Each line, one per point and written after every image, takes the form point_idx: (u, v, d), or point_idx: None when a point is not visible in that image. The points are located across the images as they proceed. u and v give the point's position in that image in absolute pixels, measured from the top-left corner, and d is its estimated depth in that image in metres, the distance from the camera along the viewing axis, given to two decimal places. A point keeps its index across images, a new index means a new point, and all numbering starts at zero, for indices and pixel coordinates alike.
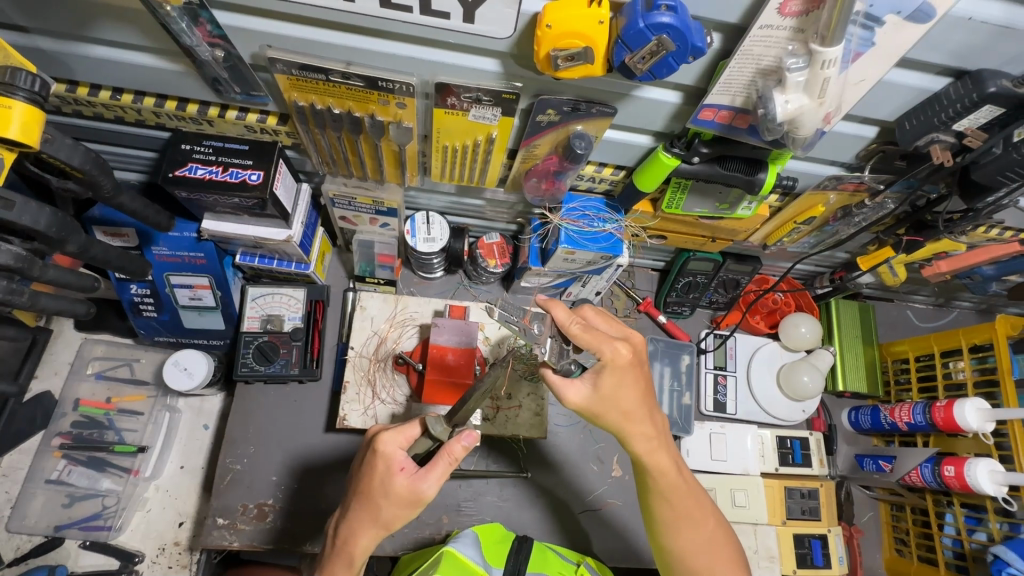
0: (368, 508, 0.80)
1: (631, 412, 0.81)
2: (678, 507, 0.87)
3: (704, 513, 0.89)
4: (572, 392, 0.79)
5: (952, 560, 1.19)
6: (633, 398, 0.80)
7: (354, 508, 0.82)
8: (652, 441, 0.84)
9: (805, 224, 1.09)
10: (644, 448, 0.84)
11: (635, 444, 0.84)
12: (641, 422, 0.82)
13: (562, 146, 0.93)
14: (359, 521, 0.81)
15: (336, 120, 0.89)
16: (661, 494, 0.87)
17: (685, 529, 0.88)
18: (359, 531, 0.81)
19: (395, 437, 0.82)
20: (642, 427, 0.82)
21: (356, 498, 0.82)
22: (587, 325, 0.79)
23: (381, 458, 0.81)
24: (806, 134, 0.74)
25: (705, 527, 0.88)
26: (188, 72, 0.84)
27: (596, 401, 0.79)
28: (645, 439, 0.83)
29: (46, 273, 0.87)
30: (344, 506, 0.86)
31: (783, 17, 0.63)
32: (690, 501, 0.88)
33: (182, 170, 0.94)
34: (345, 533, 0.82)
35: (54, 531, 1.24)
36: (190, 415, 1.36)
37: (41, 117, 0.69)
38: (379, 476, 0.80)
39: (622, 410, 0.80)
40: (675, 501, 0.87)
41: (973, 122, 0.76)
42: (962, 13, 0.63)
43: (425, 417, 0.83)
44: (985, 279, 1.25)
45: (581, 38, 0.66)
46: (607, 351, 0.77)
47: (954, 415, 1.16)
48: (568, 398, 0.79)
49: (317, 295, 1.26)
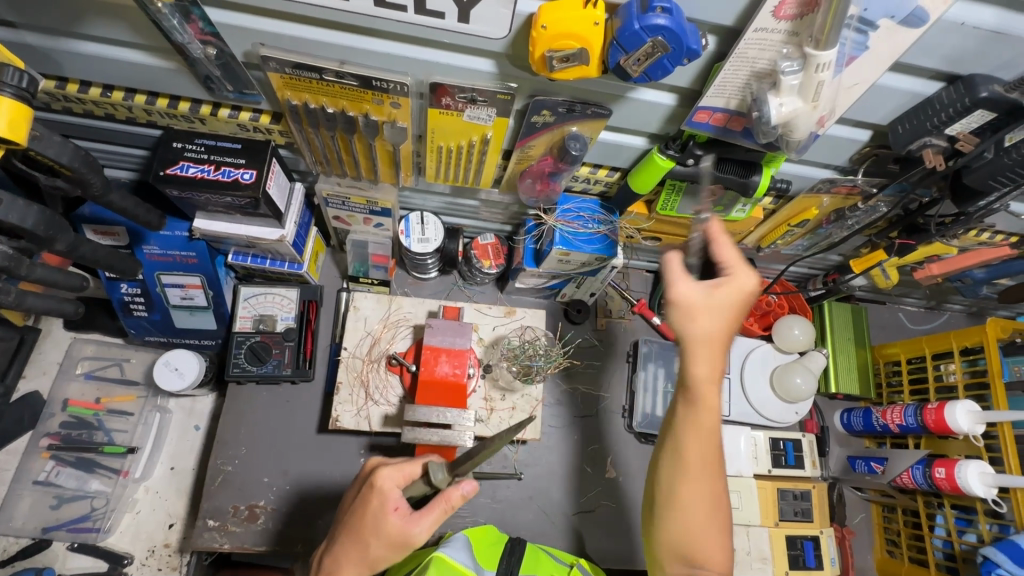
0: (355, 547, 0.79)
1: (705, 338, 0.75)
2: (700, 453, 0.77)
3: (716, 479, 0.77)
4: (681, 289, 0.76)
5: (943, 561, 1.20)
6: (720, 323, 0.75)
7: (340, 542, 0.81)
8: (710, 377, 0.76)
9: (799, 227, 1.09)
10: (701, 378, 0.76)
11: (700, 369, 0.75)
12: (706, 351, 0.75)
13: (557, 148, 0.92)
14: (345, 556, 0.81)
15: (329, 119, 0.88)
16: (687, 430, 0.77)
17: (698, 484, 0.77)
18: (344, 566, 0.80)
19: (394, 474, 0.81)
20: (702, 360, 0.75)
21: (343, 534, 0.81)
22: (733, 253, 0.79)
23: (375, 496, 0.80)
24: (800, 138, 0.74)
25: (715, 494, 0.77)
26: (179, 69, 0.83)
27: (697, 306, 0.75)
28: (705, 374, 0.76)
29: (34, 272, 0.86)
30: (329, 535, 0.85)
31: (777, 20, 0.63)
32: (713, 463, 0.78)
33: (173, 168, 0.93)
34: (328, 566, 0.82)
35: (41, 533, 1.22)
36: (181, 415, 1.35)
37: (28, 113, 0.68)
38: (372, 515, 0.79)
39: (702, 328, 0.75)
40: (697, 446, 0.77)
41: (965, 126, 0.76)
42: (954, 18, 0.63)
43: (429, 462, 0.81)
44: (975, 283, 1.26)
45: (576, 39, 0.66)
46: (740, 271, 0.76)
47: (945, 417, 1.17)
48: (674, 289, 0.76)
49: (310, 294, 1.25)
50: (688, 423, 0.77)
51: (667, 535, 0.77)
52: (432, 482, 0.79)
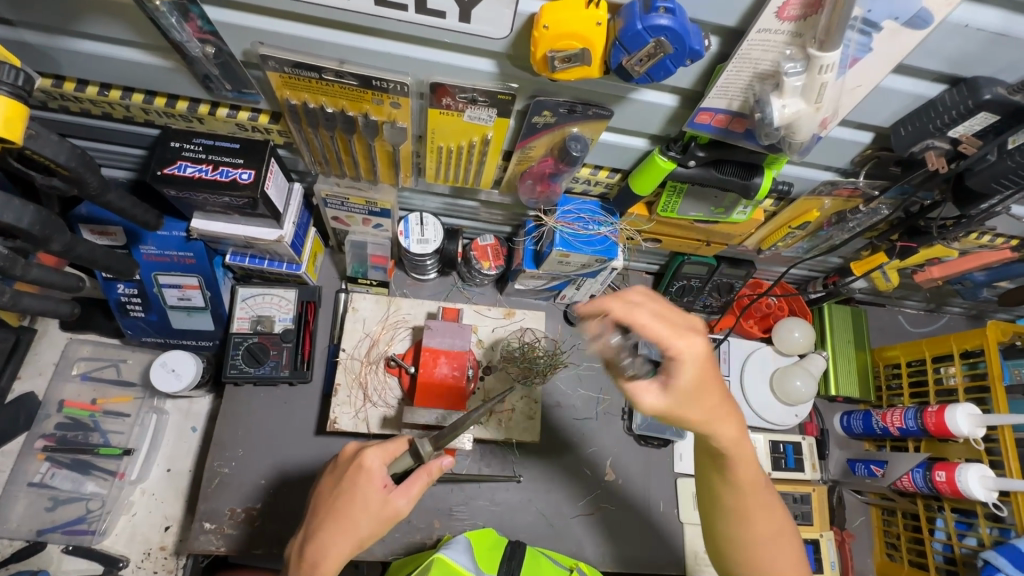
0: (343, 525, 0.80)
1: (712, 414, 0.68)
2: (751, 499, 0.78)
3: (771, 509, 0.80)
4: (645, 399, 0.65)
5: (943, 565, 1.20)
6: (713, 395, 0.67)
7: (326, 524, 0.81)
8: (738, 437, 0.72)
9: (800, 229, 1.09)
10: (729, 443, 0.72)
11: (728, 433, 0.71)
12: (720, 423, 0.70)
13: (557, 149, 0.92)
14: (332, 537, 0.80)
15: (328, 119, 0.87)
16: (733, 485, 0.78)
17: (759, 523, 0.80)
18: (331, 548, 0.79)
19: (378, 453, 0.84)
20: (725, 426, 0.70)
21: (329, 516, 0.81)
22: (654, 314, 0.64)
23: (363, 473, 0.82)
24: (802, 139, 0.74)
25: (775, 520, 0.80)
26: (177, 68, 0.82)
27: (682, 403, 0.66)
28: (730, 437, 0.71)
29: (29, 272, 0.85)
30: (309, 524, 0.84)
31: (781, 21, 0.63)
32: (765, 495, 0.79)
33: (170, 168, 0.93)
34: (313, 553, 0.79)
35: (35, 536, 1.21)
36: (178, 417, 1.34)
37: (25, 112, 0.67)
38: (359, 492, 0.81)
39: (705, 412, 0.68)
40: (748, 494, 0.78)
41: (968, 129, 0.76)
42: (959, 20, 0.63)
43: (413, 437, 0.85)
44: (976, 285, 1.26)
45: (578, 39, 0.65)
46: (681, 346, 0.63)
47: (945, 420, 1.16)
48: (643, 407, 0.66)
49: (309, 295, 1.24)
50: (736, 477, 0.76)
51: None
52: (417, 457, 0.83)
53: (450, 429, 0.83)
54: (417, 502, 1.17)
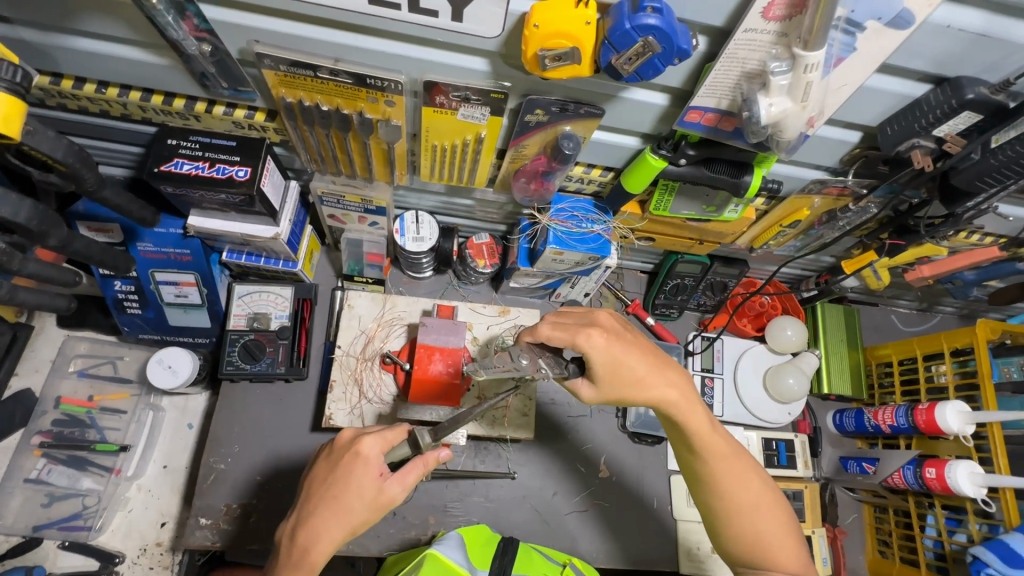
0: (338, 511, 0.81)
1: (645, 377, 0.80)
2: (722, 472, 0.84)
3: (747, 479, 0.85)
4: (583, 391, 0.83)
5: (933, 561, 1.21)
6: (636, 365, 0.80)
7: (320, 510, 0.81)
8: (682, 400, 0.82)
9: (791, 227, 1.10)
10: (674, 403, 0.82)
11: (670, 395, 0.81)
12: (656, 386, 0.81)
13: (550, 147, 0.93)
14: (326, 524, 0.80)
15: (324, 117, 0.89)
16: (702, 453, 0.84)
17: (735, 492, 0.84)
18: (323, 535, 0.80)
19: (376, 441, 0.84)
20: (665, 388, 0.81)
21: (324, 502, 0.81)
22: (555, 325, 0.81)
23: (360, 460, 0.82)
24: (789, 137, 0.75)
25: (753, 490, 0.85)
26: (174, 66, 0.83)
27: (612, 377, 0.80)
28: (674, 399, 0.82)
29: (26, 266, 0.86)
30: (302, 507, 0.84)
31: (766, 21, 0.64)
32: (735, 462, 0.85)
33: (167, 165, 0.93)
34: (306, 538, 0.80)
35: (31, 532, 1.22)
36: (175, 414, 1.35)
37: (22, 108, 0.68)
38: (355, 479, 0.81)
39: (636, 378, 0.80)
40: (716, 462, 0.84)
41: (953, 128, 0.77)
42: (941, 20, 0.64)
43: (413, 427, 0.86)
44: (966, 284, 1.27)
45: (568, 37, 0.66)
46: (581, 341, 0.79)
47: (935, 417, 1.17)
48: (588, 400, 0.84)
49: (305, 293, 1.25)
50: (701, 444, 0.83)
51: (740, 553, 0.86)
52: (416, 446, 0.84)
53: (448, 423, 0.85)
54: (412, 498, 1.18)
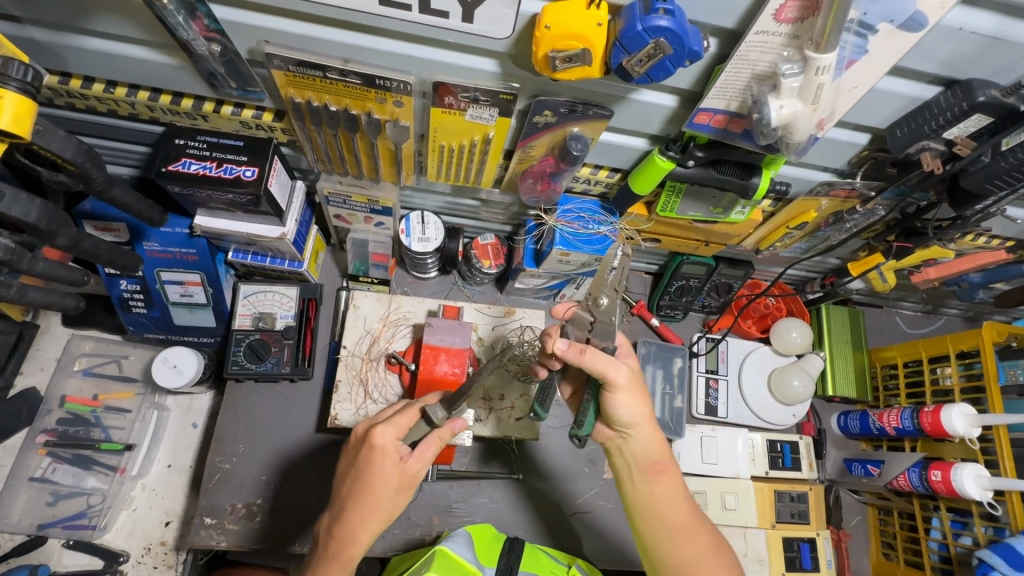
0: (369, 503, 0.80)
1: (635, 419, 0.82)
2: (675, 520, 0.83)
3: (699, 532, 0.83)
4: (614, 375, 0.78)
5: (938, 564, 1.20)
6: (637, 406, 0.82)
7: (350, 507, 0.81)
8: (662, 459, 0.84)
9: (798, 229, 1.10)
10: (653, 451, 0.84)
11: (649, 442, 0.84)
12: (638, 436, 0.83)
13: (558, 148, 0.93)
14: (359, 517, 0.80)
15: (332, 118, 0.89)
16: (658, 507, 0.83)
17: (684, 551, 0.82)
18: (359, 528, 0.80)
19: (391, 430, 0.81)
20: (649, 436, 0.84)
21: (353, 498, 0.81)
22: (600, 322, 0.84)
23: (377, 451, 0.80)
24: (800, 139, 0.75)
25: (703, 544, 0.83)
26: (183, 66, 0.83)
27: (630, 385, 0.81)
28: (656, 453, 0.84)
29: (34, 266, 0.86)
30: (334, 505, 0.84)
31: (778, 23, 0.64)
32: (691, 528, 0.83)
33: (175, 164, 0.93)
34: (343, 535, 0.80)
35: (36, 530, 1.21)
36: (179, 413, 1.35)
37: (33, 107, 0.68)
38: (377, 470, 0.80)
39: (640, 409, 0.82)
40: (671, 521, 0.83)
41: (963, 130, 0.77)
42: (953, 23, 0.64)
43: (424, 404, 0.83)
44: (972, 287, 1.27)
45: (580, 39, 0.66)
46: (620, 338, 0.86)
47: (941, 420, 1.17)
48: (617, 376, 0.79)
49: (310, 292, 1.25)
50: (662, 504, 0.83)
51: None
52: (429, 423, 0.81)
53: (462, 391, 0.82)
54: (417, 498, 1.18)
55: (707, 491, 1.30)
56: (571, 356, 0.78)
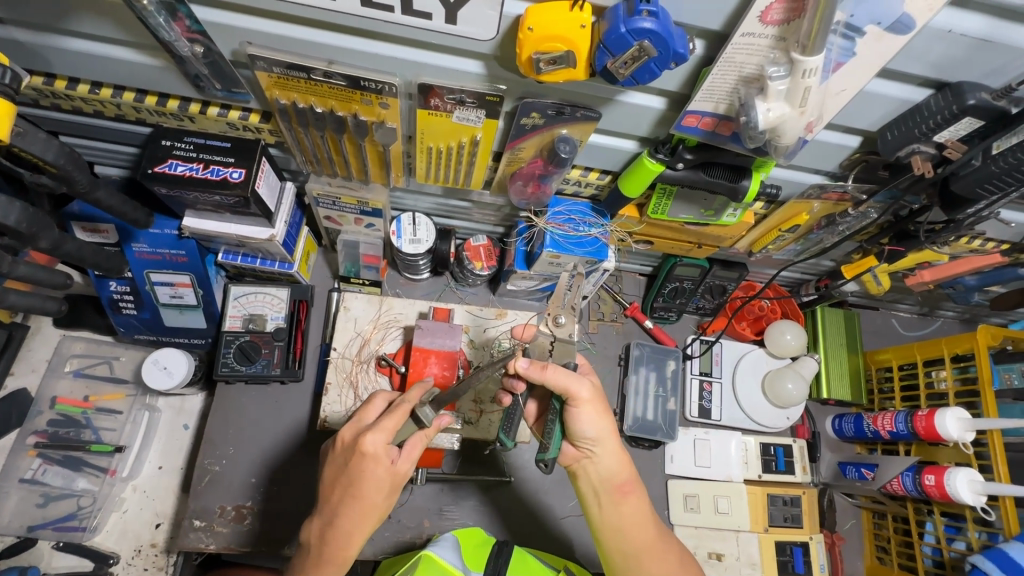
0: (363, 507, 0.80)
1: (599, 436, 0.86)
2: (640, 539, 0.88)
3: (662, 548, 0.89)
4: (578, 389, 0.83)
5: (932, 568, 1.20)
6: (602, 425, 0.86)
7: (343, 512, 0.81)
8: (630, 480, 0.89)
9: (790, 232, 1.09)
10: (619, 470, 0.88)
11: (615, 462, 0.88)
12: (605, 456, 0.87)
13: (547, 150, 0.92)
14: (354, 521, 0.81)
15: (318, 119, 0.88)
16: (625, 527, 0.88)
17: (650, 566, 0.87)
18: (354, 530, 0.81)
19: (380, 436, 0.79)
20: (615, 455, 0.88)
21: (346, 503, 0.80)
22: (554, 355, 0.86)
23: (368, 458, 0.79)
24: (788, 142, 0.74)
25: (667, 561, 0.88)
26: (167, 67, 0.82)
27: (594, 401, 0.85)
28: (620, 472, 0.88)
29: (17, 268, 0.85)
30: (324, 510, 0.83)
31: (764, 25, 0.63)
32: (656, 545, 0.88)
33: (161, 166, 0.93)
34: (337, 540, 0.81)
35: (26, 532, 1.21)
36: (171, 414, 1.34)
37: (10, 109, 0.68)
38: (369, 475, 0.79)
39: (606, 425, 0.86)
40: (637, 539, 0.88)
41: (954, 134, 0.76)
42: (942, 25, 0.63)
43: (411, 403, 0.82)
44: (968, 289, 1.26)
45: (563, 41, 0.65)
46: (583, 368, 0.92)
47: (935, 424, 1.16)
48: (580, 391, 0.83)
49: (301, 294, 1.24)
50: (629, 525, 0.88)
51: None
52: (418, 423, 0.83)
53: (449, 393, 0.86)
54: (407, 501, 1.18)
55: (701, 494, 1.30)
56: (533, 372, 0.83)
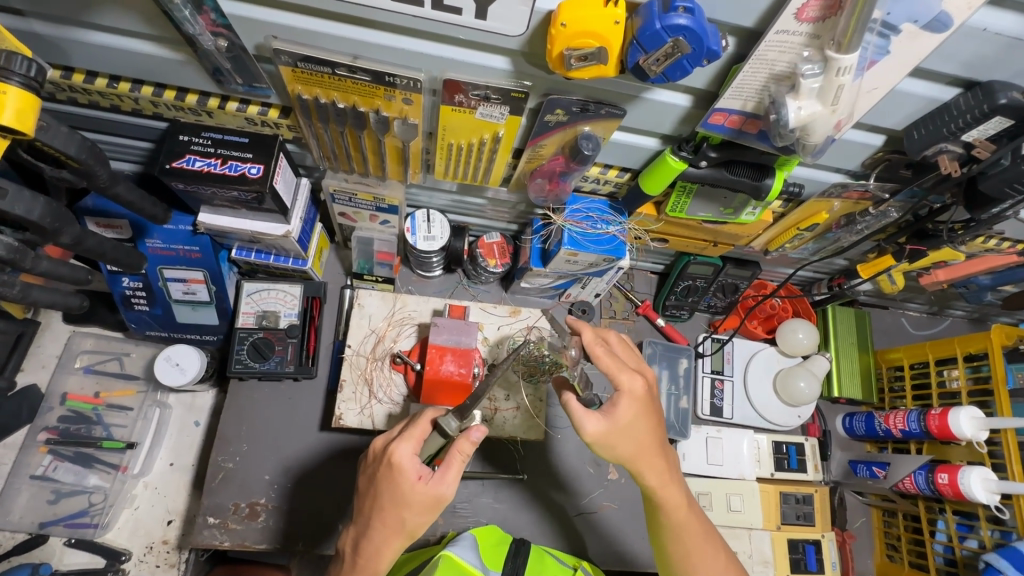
0: (394, 522, 0.79)
1: (641, 447, 0.81)
2: (694, 541, 0.88)
3: (710, 540, 0.89)
4: (588, 425, 0.78)
5: (943, 566, 1.21)
6: (645, 434, 0.81)
7: (374, 524, 0.80)
8: (665, 479, 0.84)
9: (808, 231, 1.09)
10: (657, 477, 0.84)
11: (648, 478, 0.84)
12: (653, 460, 0.83)
13: (568, 147, 0.92)
14: (383, 535, 0.80)
15: (339, 114, 0.87)
16: (677, 532, 0.87)
17: (699, 564, 0.88)
18: (384, 545, 0.80)
19: (408, 446, 0.79)
20: (653, 461, 0.83)
21: (376, 515, 0.80)
22: (610, 351, 0.83)
23: (396, 471, 0.78)
24: (817, 141, 0.73)
25: (716, 556, 0.88)
26: (189, 61, 0.82)
27: (613, 433, 0.78)
28: (658, 475, 0.84)
29: (37, 264, 0.84)
30: (358, 520, 0.83)
31: (800, 22, 0.63)
32: (703, 540, 0.88)
33: (179, 161, 0.92)
34: (367, 553, 0.81)
35: (38, 529, 1.21)
36: (182, 410, 1.34)
37: (36, 103, 0.67)
38: (398, 489, 0.78)
39: (638, 440, 0.81)
40: (689, 540, 0.87)
41: (982, 133, 0.76)
42: (977, 24, 0.63)
43: (436, 416, 0.81)
44: (981, 289, 1.27)
45: (596, 37, 0.65)
46: (623, 380, 0.80)
47: (949, 423, 1.17)
48: (585, 430, 0.78)
49: (314, 291, 1.24)
50: (677, 530, 0.87)
51: None
52: (444, 435, 0.79)
53: (474, 400, 0.80)
54: None
55: (713, 492, 1.29)
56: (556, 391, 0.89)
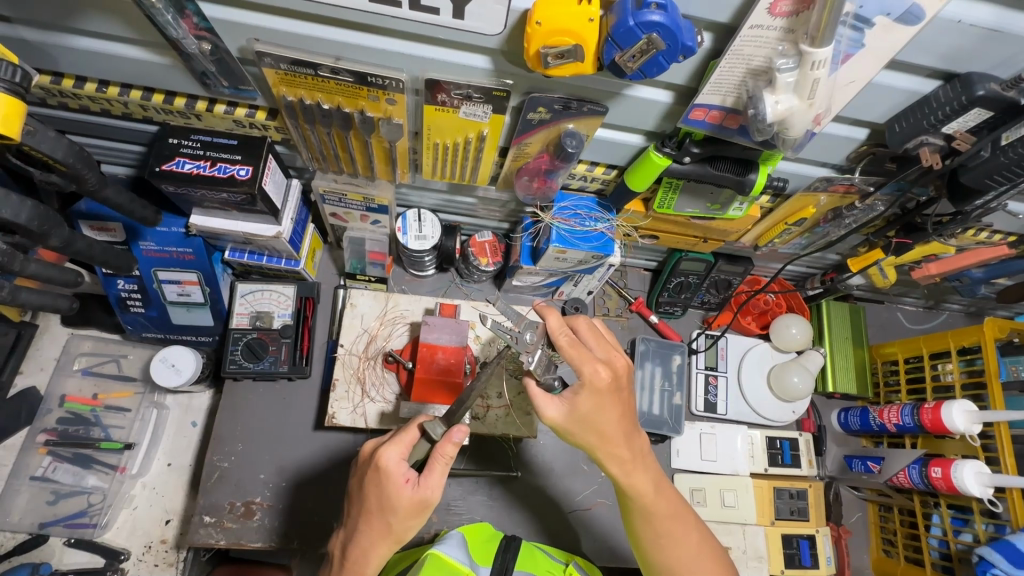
0: (381, 525, 0.80)
1: (606, 434, 0.81)
2: (665, 526, 0.88)
3: (685, 524, 0.89)
4: (546, 408, 0.80)
5: (938, 561, 1.20)
6: (610, 421, 0.81)
7: (361, 528, 0.81)
8: (631, 463, 0.85)
9: (797, 225, 1.09)
10: (624, 462, 0.84)
11: (611, 466, 0.85)
12: (619, 444, 0.83)
13: (553, 145, 0.93)
14: (371, 538, 0.81)
15: (325, 116, 0.88)
16: (647, 517, 0.88)
17: (672, 548, 0.88)
18: (372, 549, 0.81)
19: (395, 450, 0.79)
20: (619, 447, 0.83)
21: (363, 518, 0.81)
22: (575, 340, 0.80)
23: (383, 475, 0.78)
24: (796, 135, 0.74)
25: (691, 541, 0.89)
26: (174, 65, 0.83)
27: (574, 420, 0.80)
28: (625, 459, 0.84)
29: (28, 267, 0.86)
30: (348, 523, 0.85)
31: (773, 17, 0.63)
32: (673, 524, 0.88)
33: (169, 164, 0.93)
34: (356, 555, 0.81)
35: (37, 529, 1.22)
36: (178, 411, 1.35)
37: (21, 108, 0.68)
38: (384, 492, 0.79)
39: (599, 431, 0.81)
40: (660, 524, 0.88)
41: (963, 125, 0.76)
42: (952, 16, 0.63)
43: (422, 421, 0.82)
44: (974, 282, 1.26)
45: (572, 35, 0.65)
46: (586, 372, 0.78)
47: (942, 417, 1.16)
48: (546, 415, 0.80)
49: (307, 291, 1.25)
50: (647, 515, 0.87)
51: None
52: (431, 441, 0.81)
53: (461, 405, 0.82)
54: None
55: (706, 488, 1.30)
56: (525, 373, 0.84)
